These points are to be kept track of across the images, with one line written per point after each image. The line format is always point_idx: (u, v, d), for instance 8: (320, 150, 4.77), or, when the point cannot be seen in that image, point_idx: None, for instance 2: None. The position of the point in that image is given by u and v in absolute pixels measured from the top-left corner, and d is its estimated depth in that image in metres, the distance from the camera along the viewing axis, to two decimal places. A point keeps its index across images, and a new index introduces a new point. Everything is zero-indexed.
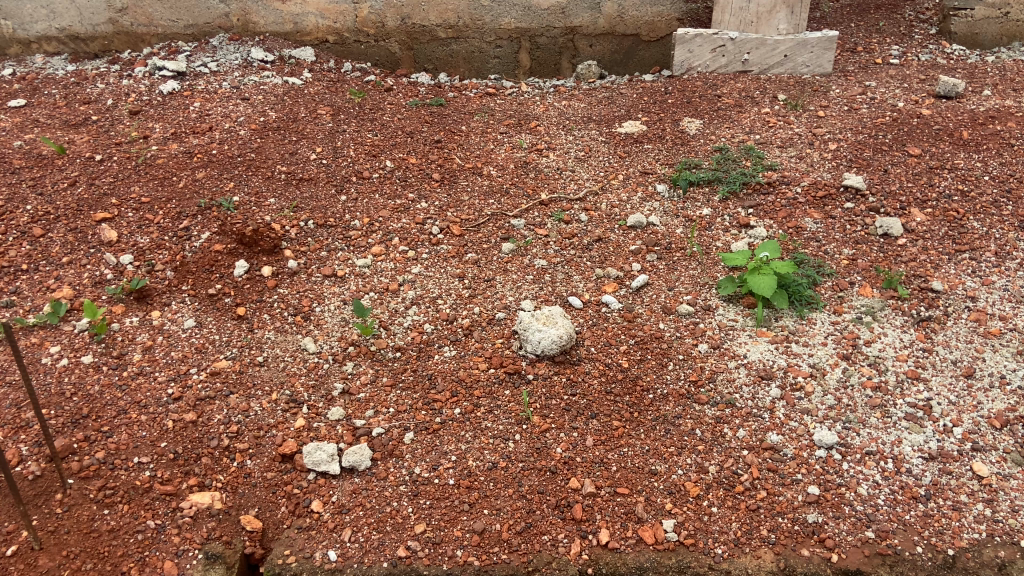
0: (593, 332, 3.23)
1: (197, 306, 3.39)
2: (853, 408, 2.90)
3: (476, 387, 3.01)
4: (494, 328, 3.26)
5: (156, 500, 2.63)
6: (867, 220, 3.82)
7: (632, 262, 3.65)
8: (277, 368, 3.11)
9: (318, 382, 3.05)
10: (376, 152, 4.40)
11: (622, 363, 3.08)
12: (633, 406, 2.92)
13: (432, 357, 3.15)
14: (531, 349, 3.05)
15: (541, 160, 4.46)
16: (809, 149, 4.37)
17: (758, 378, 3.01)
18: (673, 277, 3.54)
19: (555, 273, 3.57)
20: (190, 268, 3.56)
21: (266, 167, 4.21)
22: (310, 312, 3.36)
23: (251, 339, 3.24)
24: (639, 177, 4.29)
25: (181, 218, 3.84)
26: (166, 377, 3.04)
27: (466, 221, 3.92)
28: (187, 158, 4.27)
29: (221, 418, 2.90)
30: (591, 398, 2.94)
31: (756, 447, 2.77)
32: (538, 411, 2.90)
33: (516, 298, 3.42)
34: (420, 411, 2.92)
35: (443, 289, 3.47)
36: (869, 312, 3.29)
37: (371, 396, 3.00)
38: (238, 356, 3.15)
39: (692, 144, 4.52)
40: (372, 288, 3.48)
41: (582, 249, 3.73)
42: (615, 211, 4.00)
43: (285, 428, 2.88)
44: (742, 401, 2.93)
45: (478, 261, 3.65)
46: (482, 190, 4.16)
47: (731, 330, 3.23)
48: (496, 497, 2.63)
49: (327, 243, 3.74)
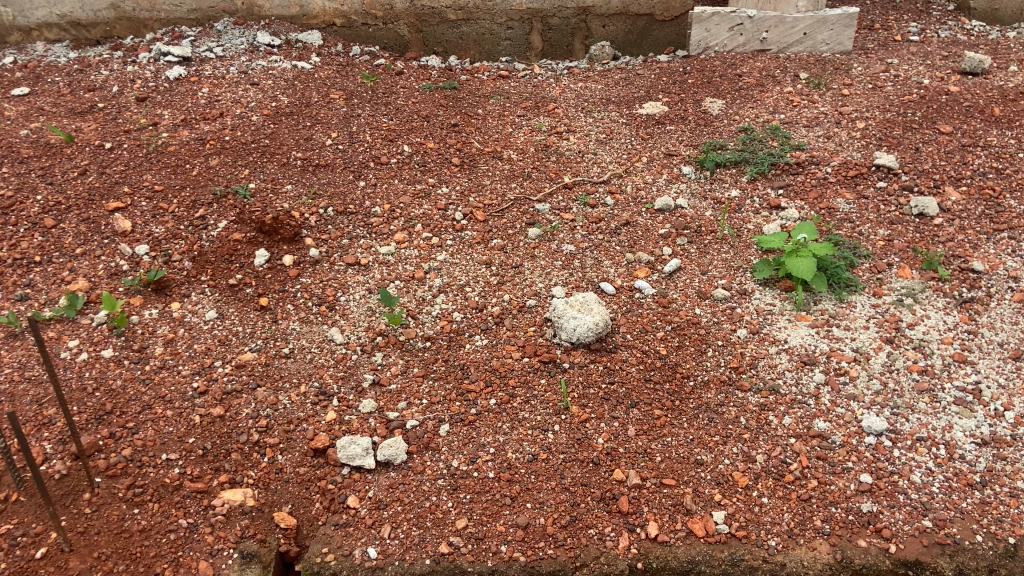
0: (628, 318, 3.13)
1: (218, 297, 3.30)
2: (900, 393, 2.83)
3: (510, 376, 2.92)
4: (526, 315, 3.17)
5: (187, 498, 2.54)
6: (901, 200, 3.73)
7: (663, 245, 3.56)
8: (303, 360, 3.02)
9: (347, 373, 2.96)
10: (393, 136, 4.29)
11: (660, 350, 2.99)
12: (674, 394, 2.83)
13: (464, 346, 3.06)
14: (566, 337, 2.98)
15: (562, 143, 4.36)
16: (836, 128, 4.28)
17: (801, 364, 2.92)
18: (705, 261, 3.45)
19: (584, 258, 3.47)
20: (209, 258, 3.46)
21: (281, 153, 4.10)
22: (335, 301, 3.26)
23: (276, 330, 3.14)
24: (663, 159, 4.19)
25: (196, 207, 3.73)
26: (190, 371, 2.95)
27: (490, 206, 3.82)
28: (199, 144, 4.15)
29: (249, 412, 2.81)
30: (630, 386, 2.86)
31: (804, 435, 2.69)
32: (577, 401, 2.81)
33: (546, 285, 3.32)
34: (454, 402, 2.84)
35: (471, 277, 3.38)
36: (910, 294, 3.21)
37: (402, 388, 2.91)
38: (263, 348, 3.06)
39: (716, 125, 4.42)
40: (397, 276, 3.38)
41: (610, 233, 3.63)
42: (641, 194, 3.91)
43: (316, 422, 2.79)
44: (786, 388, 2.85)
45: (504, 248, 3.56)
46: (503, 174, 4.06)
47: (769, 314, 3.15)
48: (539, 490, 2.54)
49: (348, 230, 3.63)
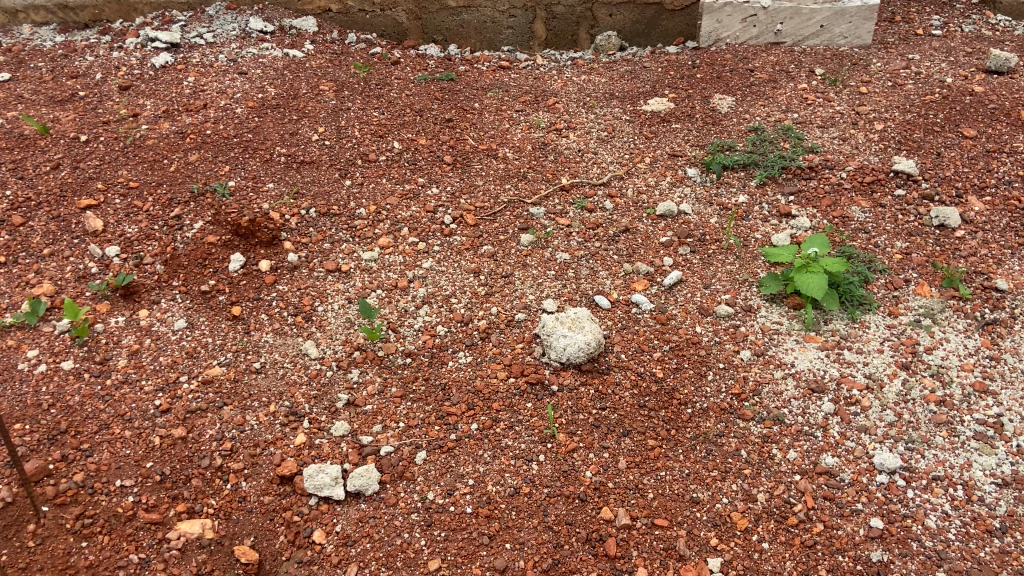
0: (623, 336, 2.92)
1: (189, 305, 3.10)
2: (915, 426, 2.62)
3: (495, 399, 2.72)
4: (514, 331, 2.97)
5: (139, 530, 2.35)
6: (920, 209, 3.50)
7: (663, 255, 3.34)
8: (275, 376, 2.82)
9: (321, 392, 2.77)
10: (383, 132, 4.08)
11: (656, 373, 2.78)
12: (670, 422, 2.63)
13: (446, 364, 2.86)
14: (555, 357, 2.77)
15: (561, 141, 4.14)
16: (852, 130, 4.04)
17: (808, 392, 2.72)
18: (708, 273, 3.24)
19: (579, 268, 3.27)
20: (181, 261, 3.27)
21: (264, 148, 3.90)
22: (312, 312, 3.07)
23: (248, 342, 2.95)
24: (667, 159, 3.97)
25: (172, 205, 3.54)
26: (153, 386, 2.75)
27: (481, 209, 3.61)
28: (179, 138, 3.95)
29: (213, 434, 2.61)
30: (623, 413, 2.65)
31: (810, 471, 2.48)
32: (564, 428, 2.61)
33: (537, 297, 3.12)
34: (433, 427, 2.64)
35: (457, 287, 3.18)
36: (928, 315, 3.00)
37: (379, 409, 2.71)
38: (233, 362, 2.87)
39: (724, 124, 4.18)
40: (380, 284, 3.18)
41: (608, 241, 3.42)
42: (642, 198, 3.69)
43: (284, 445, 2.59)
44: (792, 417, 2.64)
45: (495, 255, 3.35)
46: (498, 174, 3.85)
47: (776, 334, 2.94)
48: (519, 529, 2.34)
49: (330, 234, 3.43)
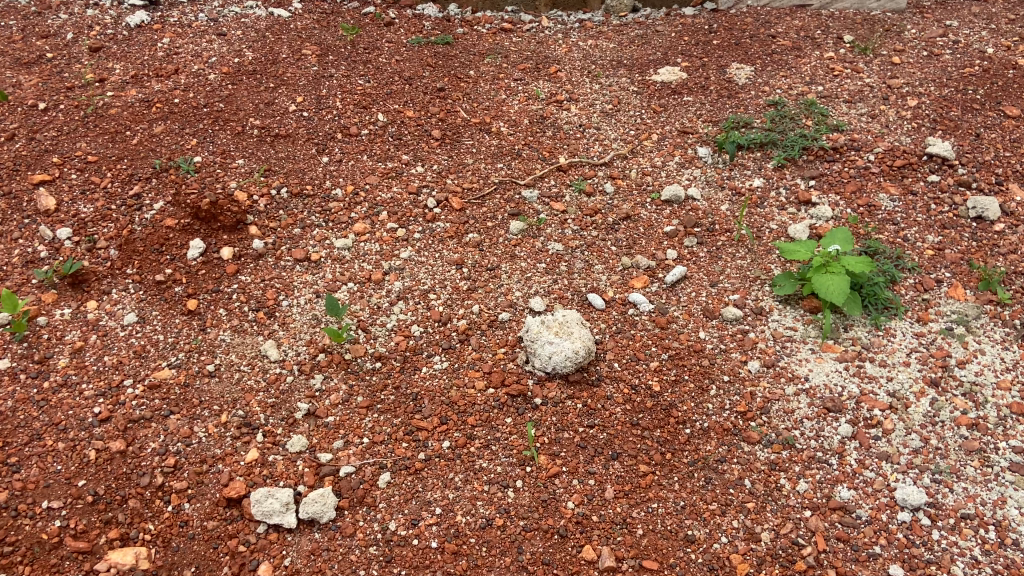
0: (617, 342, 2.62)
1: (142, 297, 2.82)
2: (943, 454, 2.31)
3: (470, 412, 2.44)
4: (496, 332, 2.68)
5: (65, 560, 2.10)
6: (955, 199, 3.16)
7: (666, 247, 3.03)
8: (229, 381, 2.55)
9: (278, 400, 2.50)
10: (367, 102, 3.76)
11: (652, 386, 2.48)
12: (665, 444, 2.34)
13: (420, 370, 2.58)
14: (539, 366, 2.48)
15: (561, 114, 3.80)
16: (882, 106, 3.67)
17: (823, 411, 2.41)
18: (715, 269, 2.93)
19: (572, 261, 2.96)
20: (137, 247, 2.98)
21: (236, 120, 3.59)
22: (275, 307, 2.78)
23: (202, 341, 2.67)
24: (677, 136, 3.62)
25: (132, 182, 3.24)
26: (94, 391, 2.49)
27: (469, 190, 3.29)
28: (144, 107, 3.63)
29: (156, 448, 2.36)
30: (612, 432, 2.37)
31: (822, 507, 2.19)
32: (546, 449, 2.33)
33: (524, 294, 2.82)
34: (400, 444, 2.36)
35: (437, 280, 2.88)
36: (961, 322, 2.67)
37: (341, 421, 2.44)
38: (184, 364, 2.60)
39: (741, 97, 3.81)
40: (352, 275, 2.89)
41: (606, 230, 3.11)
42: (646, 180, 3.37)
43: (233, 462, 2.33)
44: (804, 441, 2.34)
45: (481, 244, 3.04)
46: (489, 152, 3.53)
47: (789, 342, 2.62)
48: (489, 568, 2.06)
49: (301, 217, 3.13)
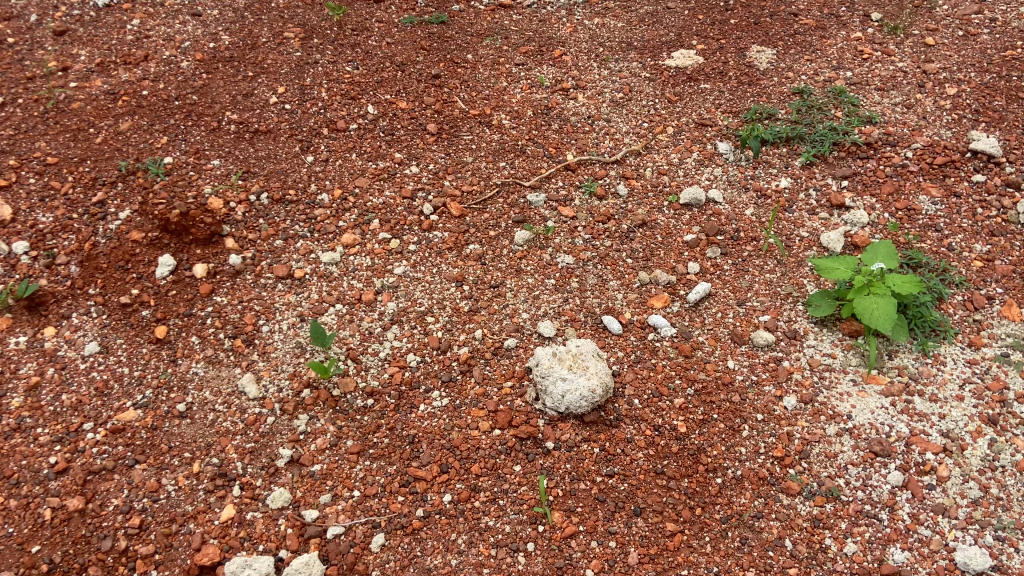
0: (636, 373, 2.35)
1: (105, 322, 2.53)
2: (1006, 506, 2.06)
3: (474, 459, 2.18)
4: (502, 362, 2.40)
5: None
6: (1004, 202, 2.87)
7: (687, 259, 2.74)
8: (202, 423, 2.28)
9: (258, 446, 2.23)
10: (355, 92, 3.43)
11: (678, 427, 2.22)
12: (694, 497, 2.08)
13: (417, 408, 2.31)
14: (551, 405, 2.21)
15: (567, 104, 3.48)
16: (918, 94, 3.35)
17: (870, 456, 2.15)
18: (742, 285, 2.64)
19: (584, 276, 2.67)
20: (100, 263, 2.68)
21: (211, 114, 3.26)
22: (254, 333, 2.50)
23: (173, 375, 2.40)
24: (694, 130, 3.31)
25: (96, 187, 2.93)
26: (50, 438, 2.23)
27: (469, 193, 2.99)
28: (110, 101, 3.30)
29: (118, 505, 2.10)
30: (634, 483, 2.11)
31: (873, 573, 1.94)
32: (560, 504, 2.07)
33: (531, 316, 2.53)
34: (395, 498, 2.10)
35: (435, 300, 2.59)
36: (1018, 347, 2.40)
37: (329, 471, 2.17)
38: (152, 403, 2.33)
39: (763, 83, 3.49)
40: (340, 295, 2.60)
41: (621, 238, 2.82)
42: (663, 180, 3.07)
43: (206, 522, 2.07)
44: (849, 493, 2.09)
45: (483, 256, 2.75)
46: (490, 148, 3.22)
47: (827, 373, 2.36)
48: None
49: (283, 227, 2.83)
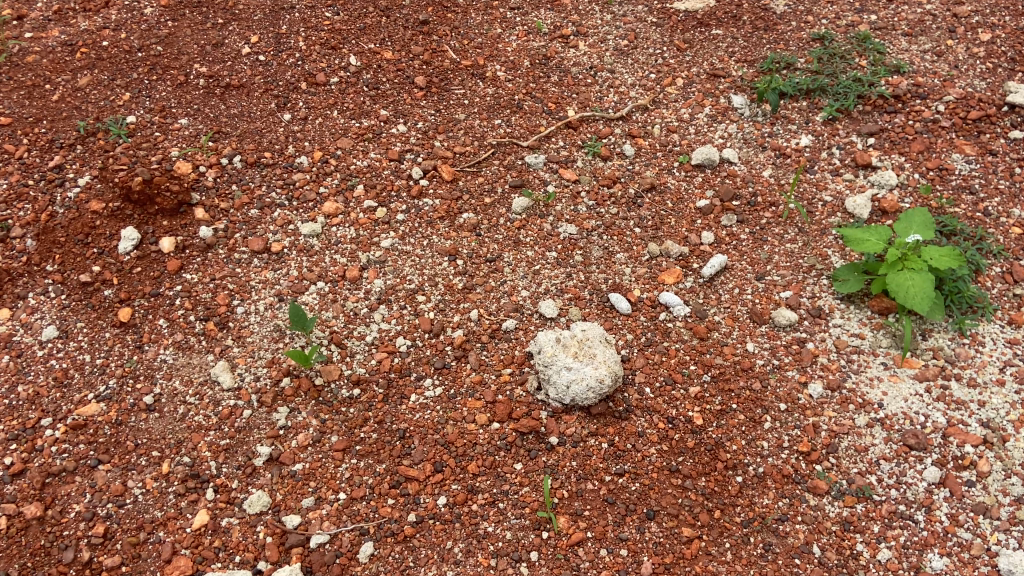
0: (647, 359, 2.15)
1: (65, 303, 2.31)
2: None
3: (470, 456, 1.99)
4: (500, 347, 2.20)
5: None
6: None
7: (700, 227, 2.52)
8: (172, 417, 2.08)
9: (234, 442, 2.03)
10: (336, 41, 3.13)
11: (694, 420, 2.03)
12: (712, 499, 1.90)
13: (407, 399, 2.11)
14: (554, 396, 2.01)
15: (567, 53, 3.19)
16: (949, 40, 3.05)
17: (903, 450, 1.97)
18: (761, 256, 2.43)
19: (589, 247, 2.45)
20: (58, 237, 2.44)
21: (177, 67, 2.98)
22: (229, 315, 2.29)
23: (139, 363, 2.19)
24: (706, 81, 3.04)
25: (53, 151, 2.66)
26: (5, 436, 2.03)
27: (462, 155, 2.75)
28: (67, 52, 3.01)
29: (81, 511, 1.91)
30: (647, 482, 1.92)
31: None
32: (565, 507, 1.89)
33: (531, 294, 2.32)
34: (384, 502, 1.92)
35: (426, 276, 2.38)
36: None
37: (312, 470, 1.98)
38: (116, 395, 2.12)
39: (781, 28, 3.18)
40: (321, 272, 2.38)
41: (628, 204, 2.59)
42: (672, 138, 2.83)
43: (177, 530, 1.88)
44: (882, 491, 1.91)
45: (478, 226, 2.52)
46: (484, 104, 2.95)
47: (855, 356, 2.16)
48: None
49: (259, 194, 2.59)
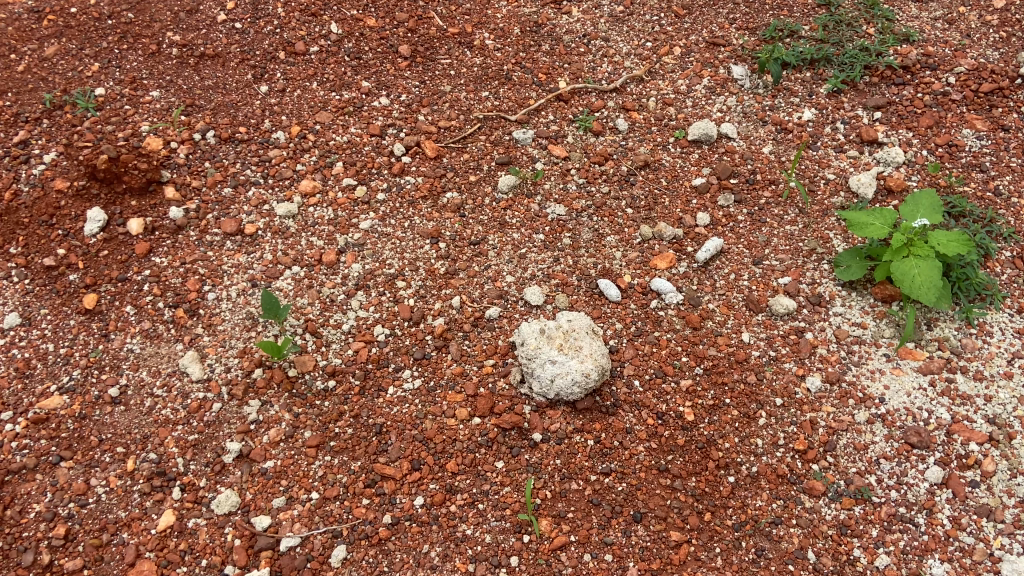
0: (637, 350, 2.04)
1: (27, 288, 2.20)
2: None
3: (450, 453, 1.89)
4: (483, 336, 2.09)
5: None
6: None
7: (696, 207, 2.39)
8: (138, 411, 1.98)
9: (203, 438, 1.94)
10: (317, 7, 2.95)
11: (685, 416, 1.93)
12: (703, 500, 1.81)
13: (385, 392, 2.01)
14: (538, 390, 1.92)
15: (559, 20, 3.03)
16: (962, 7, 2.88)
17: (905, 449, 1.87)
18: (759, 239, 2.30)
19: (578, 229, 2.33)
20: (21, 218, 2.30)
21: (150, 35, 2.83)
22: (199, 301, 2.18)
23: (105, 352, 2.09)
24: (705, 50, 2.89)
25: (17, 125, 2.53)
26: None
27: (447, 130, 2.62)
28: (33, 19, 2.83)
29: (41, 511, 1.82)
30: (634, 483, 1.83)
31: None
32: (549, 508, 1.80)
33: (517, 279, 2.21)
34: (359, 502, 1.83)
35: (406, 260, 2.26)
36: None
37: (284, 468, 1.89)
38: (80, 387, 2.02)
39: None
40: (297, 255, 2.27)
41: (621, 183, 2.46)
42: (668, 112, 2.69)
43: (142, 531, 1.80)
44: (881, 493, 1.82)
45: (462, 206, 2.40)
46: (471, 75, 2.81)
47: (856, 347, 2.05)
48: None
49: (233, 172, 2.47)
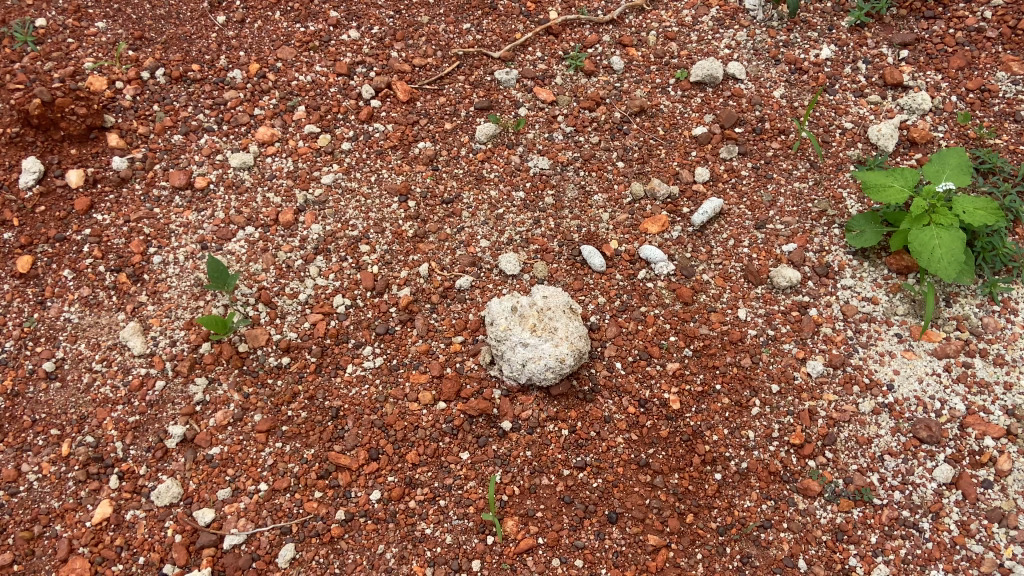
0: (621, 328, 1.86)
1: None
2: None
3: (411, 442, 1.74)
4: (452, 309, 1.90)
5: None
6: None
7: (695, 161, 2.15)
8: (76, 388, 1.83)
9: (144, 420, 1.78)
10: None
11: (670, 405, 1.76)
12: (685, 500, 1.66)
13: (343, 371, 1.84)
14: (509, 374, 1.74)
15: None
16: None
17: (913, 444, 1.69)
18: (763, 199, 2.07)
19: (562, 186, 2.11)
20: None
21: None
22: (144, 265, 1.99)
23: (41, 322, 1.91)
24: None
25: None
26: None
27: (422, 69, 2.35)
28: None
29: None
30: (611, 479, 1.69)
31: None
32: (517, 506, 1.66)
33: (492, 244, 2.00)
34: (311, 495, 1.69)
35: (371, 220, 2.05)
36: None
37: (230, 455, 1.74)
38: (14, 361, 1.86)
39: None
40: (252, 214, 2.06)
41: (612, 132, 2.22)
42: (670, 47, 2.38)
43: (76, 524, 1.66)
44: (882, 494, 1.65)
45: (436, 157, 2.17)
46: (452, 3, 2.50)
47: (866, 325, 1.84)
48: None
49: (184, 117, 2.23)
